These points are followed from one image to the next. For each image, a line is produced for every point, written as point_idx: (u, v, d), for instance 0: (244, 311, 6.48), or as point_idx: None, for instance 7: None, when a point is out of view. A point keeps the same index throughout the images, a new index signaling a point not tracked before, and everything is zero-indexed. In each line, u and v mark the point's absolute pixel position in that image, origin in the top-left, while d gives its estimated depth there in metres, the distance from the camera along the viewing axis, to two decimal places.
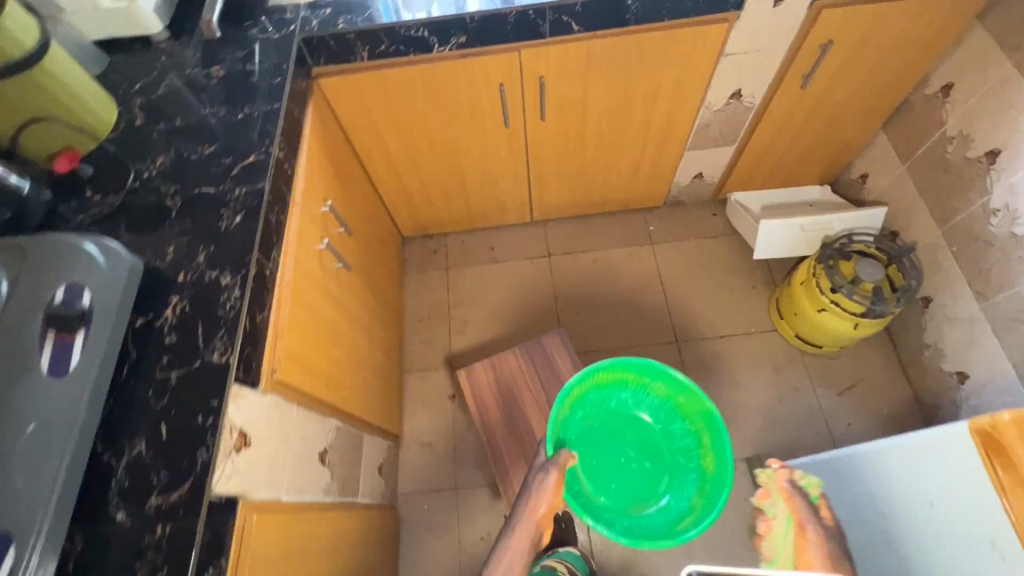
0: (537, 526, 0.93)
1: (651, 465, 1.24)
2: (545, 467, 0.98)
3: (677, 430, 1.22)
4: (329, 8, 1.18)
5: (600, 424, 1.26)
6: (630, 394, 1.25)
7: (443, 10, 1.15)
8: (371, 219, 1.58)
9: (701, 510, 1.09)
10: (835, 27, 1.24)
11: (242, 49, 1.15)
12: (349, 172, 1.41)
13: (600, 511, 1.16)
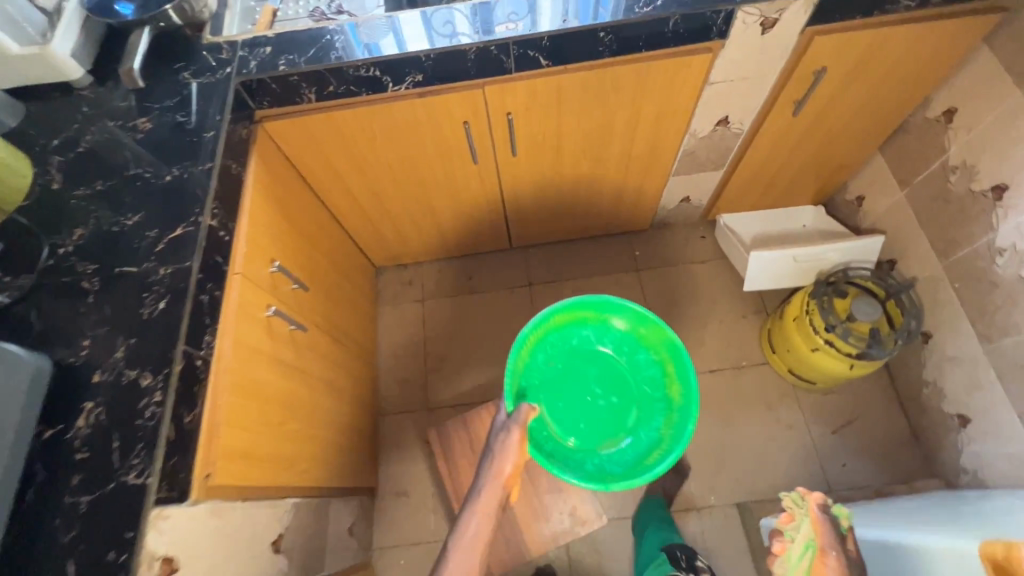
0: (505, 482, 0.97)
1: (618, 399, 1.24)
2: (507, 426, 1.00)
3: (641, 361, 1.24)
4: (269, 47, 1.07)
5: (564, 365, 1.25)
6: (592, 331, 1.26)
7: (395, 47, 1.03)
8: (336, 260, 1.48)
9: (668, 440, 1.14)
10: (828, 53, 1.13)
11: (173, 97, 1.04)
12: (307, 217, 1.31)
13: (571, 454, 1.18)
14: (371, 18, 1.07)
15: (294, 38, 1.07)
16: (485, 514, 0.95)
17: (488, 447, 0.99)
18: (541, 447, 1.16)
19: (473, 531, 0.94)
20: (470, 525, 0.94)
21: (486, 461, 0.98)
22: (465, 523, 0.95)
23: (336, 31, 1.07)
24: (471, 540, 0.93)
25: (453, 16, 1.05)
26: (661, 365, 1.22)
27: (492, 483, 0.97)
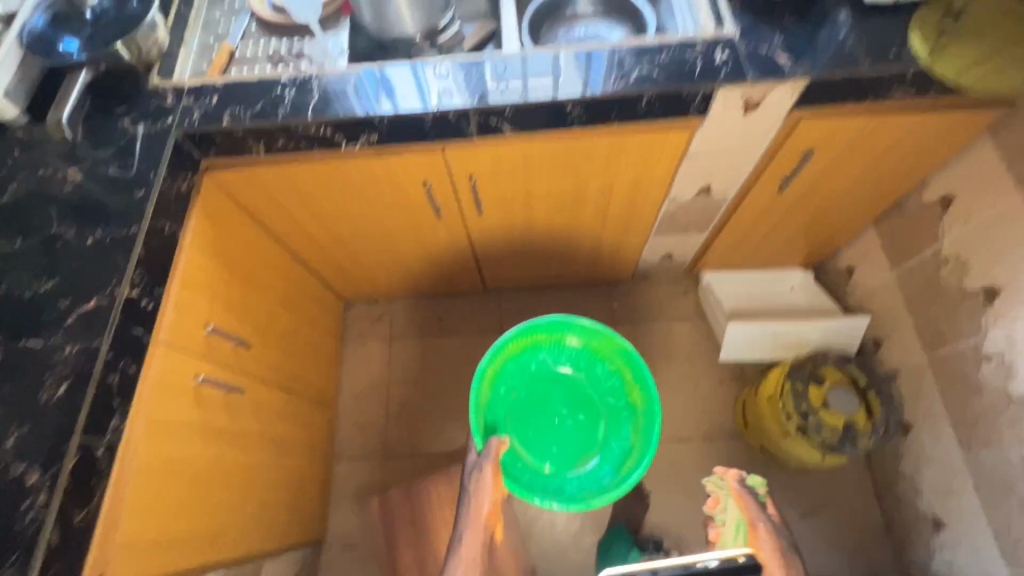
0: (486, 524, 0.98)
1: (584, 416, 1.27)
2: (479, 463, 1.03)
3: (599, 373, 1.27)
4: (216, 96, 1.00)
5: (527, 393, 1.28)
6: (548, 353, 1.28)
7: (349, 106, 0.97)
8: (295, 303, 1.42)
9: (639, 447, 1.17)
10: (816, 137, 1.06)
11: (109, 145, 0.97)
12: (260, 263, 1.24)
13: (549, 480, 1.22)
14: (326, 72, 1.01)
15: (243, 89, 1.01)
16: (471, 558, 0.94)
17: (463, 488, 1.02)
18: (519, 480, 1.18)
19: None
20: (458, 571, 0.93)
21: (463, 502, 1.00)
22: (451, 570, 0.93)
23: (288, 84, 1.00)
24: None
25: (414, 76, 0.98)
26: (618, 374, 1.25)
27: (472, 524, 0.97)
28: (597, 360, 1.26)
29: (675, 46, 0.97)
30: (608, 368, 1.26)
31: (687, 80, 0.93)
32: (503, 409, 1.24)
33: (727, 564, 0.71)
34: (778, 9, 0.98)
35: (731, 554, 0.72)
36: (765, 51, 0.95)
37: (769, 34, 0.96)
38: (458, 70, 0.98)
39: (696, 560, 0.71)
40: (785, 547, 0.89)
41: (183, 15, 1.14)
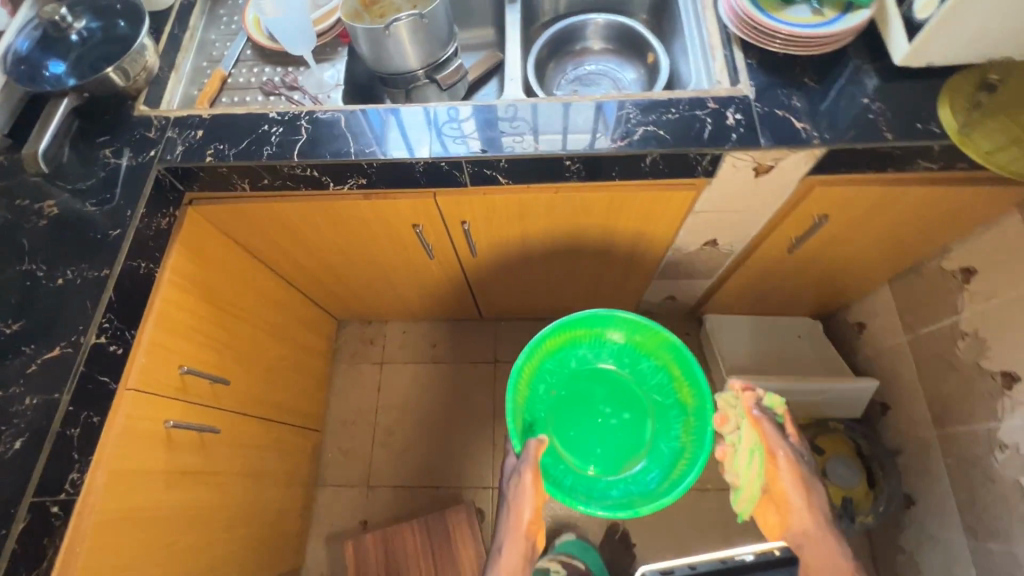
0: (527, 534, 0.86)
1: (629, 414, 1.10)
2: (517, 468, 0.89)
3: (646, 370, 1.10)
4: (200, 130, 0.96)
5: (567, 390, 1.11)
6: (588, 348, 1.11)
7: (336, 149, 0.92)
8: (283, 329, 1.39)
9: (693, 451, 1.00)
10: (831, 203, 0.99)
11: (87, 178, 0.94)
12: (244, 292, 1.21)
13: (594, 484, 1.05)
14: (316, 110, 0.96)
15: (229, 123, 0.97)
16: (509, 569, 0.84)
17: (500, 493, 0.91)
18: (561, 485, 1.02)
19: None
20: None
21: (502, 511, 0.89)
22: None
23: (275, 120, 0.96)
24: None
25: (406, 120, 0.93)
26: (667, 370, 1.07)
27: (511, 535, 0.86)
28: (643, 354, 1.09)
29: (685, 103, 0.91)
30: (654, 364, 1.09)
31: (695, 143, 0.87)
32: (541, 409, 1.08)
33: (762, 558, 0.73)
34: (797, 68, 0.92)
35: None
36: (781, 114, 0.88)
37: (787, 95, 0.90)
38: (453, 117, 0.93)
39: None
40: (805, 474, 0.83)
41: (176, 36, 1.10)
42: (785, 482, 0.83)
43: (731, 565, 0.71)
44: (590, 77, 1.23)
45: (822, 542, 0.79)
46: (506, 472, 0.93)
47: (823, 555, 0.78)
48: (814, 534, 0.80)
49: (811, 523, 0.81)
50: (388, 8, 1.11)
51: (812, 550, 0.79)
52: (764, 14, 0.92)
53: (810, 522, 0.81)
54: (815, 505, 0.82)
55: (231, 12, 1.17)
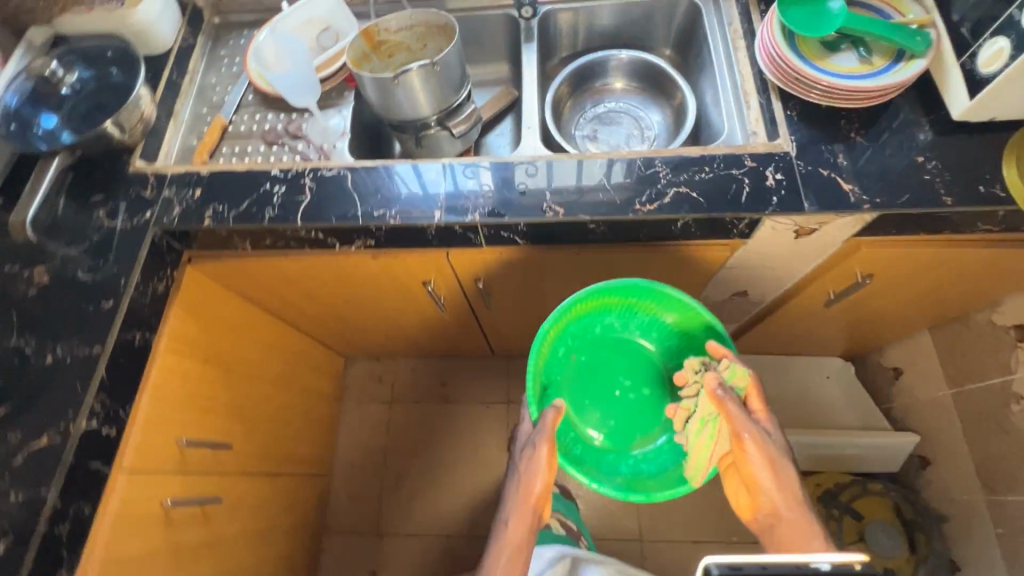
0: (535, 506, 0.85)
1: (649, 390, 1.03)
2: (532, 441, 0.86)
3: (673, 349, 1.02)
4: (198, 188, 0.90)
5: (589, 357, 1.04)
6: (617, 317, 1.03)
7: (343, 211, 0.86)
8: (288, 376, 1.34)
9: None
10: (874, 262, 0.92)
11: (78, 241, 0.88)
12: (248, 345, 1.15)
13: (603, 457, 0.99)
14: (321, 167, 0.90)
15: (229, 180, 0.91)
16: (514, 538, 0.83)
17: (513, 464, 0.89)
18: (571, 454, 0.97)
19: (506, 558, 0.82)
20: (501, 553, 0.82)
21: (512, 482, 0.87)
22: (493, 549, 0.83)
23: (277, 178, 0.90)
24: (503, 565, 0.81)
25: (419, 179, 0.87)
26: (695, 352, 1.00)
27: (520, 506, 0.85)
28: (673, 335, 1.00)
29: (719, 160, 0.83)
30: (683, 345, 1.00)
31: (731, 207, 0.80)
32: (560, 371, 1.01)
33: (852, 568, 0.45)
34: (843, 121, 0.84)
35: (851, 558, 0.46)
36: (826, 173, 0.81)
37: (833, 152, 0.82)
38: (467, 175, 0.87)
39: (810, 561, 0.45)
40: (771, 453, 0.80)
41: (174, 83, 1.04)
42: (749, 459, 0.81)
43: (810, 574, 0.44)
44: (610, 115, 1.17)
45: (790, 517, 0.78)
46: (519, 444, 0.90)
47: (799, 533, 0.76)
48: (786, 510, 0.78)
49: (780, 498, 0.78)
50: (395, 48, 1.08)
51: (785, 528, 0.77)
52: (806, 61, 0.84)
53: (775, 497, 0.79)
54: (782, 479, 0.79)
55: (232, 53, 1.12)
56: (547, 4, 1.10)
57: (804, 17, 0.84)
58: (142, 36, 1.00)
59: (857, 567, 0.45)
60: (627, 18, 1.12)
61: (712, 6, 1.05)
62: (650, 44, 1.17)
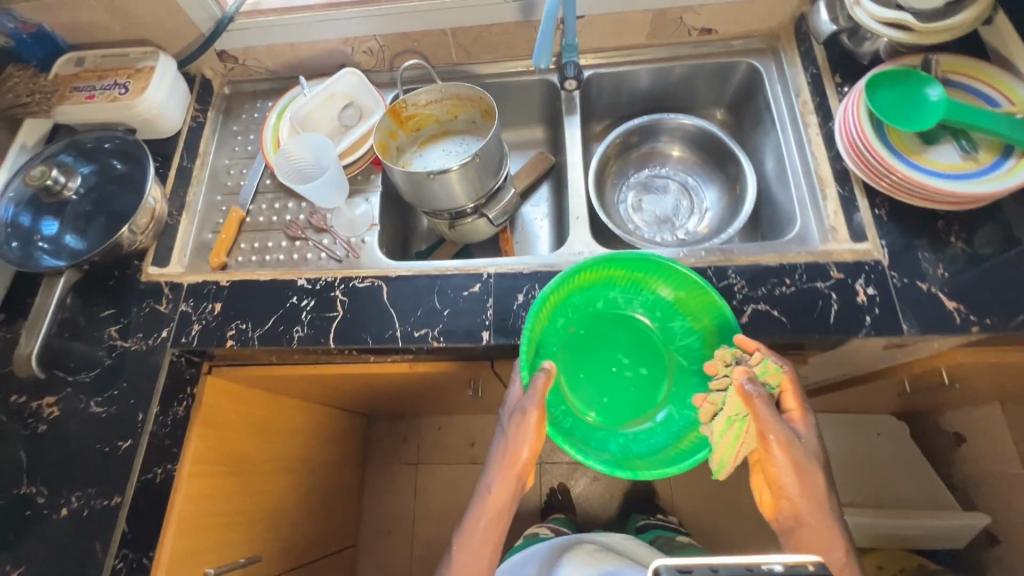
0: (520, 475, 0.69)
1: (648, 371, 0.82)
2: (521, 404, 0.69)
3: (677, 331, 0.81)
4: (217, 302, 0.82)
5: (587, 331, 0.83)
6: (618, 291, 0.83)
7: (382, 329, 0.77)
8: (314, 456, 1.26)
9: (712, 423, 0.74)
10: (968, 368, 0.83)
11: (89, 367, 0.80)
12: (272, 439, 1.07)
13: (592, 431, 0.77)
14: (352, 276, 0.82)
15: (252, 293, 0.82)
16: (493, 509, 0.68)
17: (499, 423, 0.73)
18: (559, 426, 0.75)
19: (481, 532, 0.68)
20: (477, 527, 0.68)
21: (495, 443, 0.71)
22: (467, 523, 0.69)
23: (305, 290, 0.82)
24: (478, 539, 0.67)
25: (462, 292, 0.79)
26: (700, 337, 0.79)
27: (501, 473, 0.69)
28: (680, 314, 0.80)
29: (801, 272, 0.74)
30: (691, 328, 0.80)
31: (819, 330, 0.71)
32: (556, 342, 0.80)
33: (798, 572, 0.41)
34: (939, 224, 0.75)
35: (800, 557, 0.42)
36: (926, 288, 0.72)
37: (931, 261, 0.73)
38: (516, 287, 0.79)
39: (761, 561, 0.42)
40: (802, 458, 0.61)
41: (186, 170, 0.96)
42: (771, 461, 0.63)
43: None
44: (655, 182, 1.07)
45: (816, 528, 0.61)
46: (508, 399, 0.73)
47: (822, 538, 0.60)
48: (810, 518, 0.61)
49: (805, 505, 0.61)
50: (424, 121, 0.99)
51: (809, 535, 0.61)
52: (902, 157, 0.74)
53: (799, 506, 0.62)
54: (813, 486, 0.61)
55: (246, 128, 1.02)
56: (590, 69, 1.00)
57: (897, 105, 0.74)
58: (148, 123, 0.91)
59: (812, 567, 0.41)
60: (677, 81, 1.02)
61: (776, 71, 0.94)
62: (701, 105, 1.06)
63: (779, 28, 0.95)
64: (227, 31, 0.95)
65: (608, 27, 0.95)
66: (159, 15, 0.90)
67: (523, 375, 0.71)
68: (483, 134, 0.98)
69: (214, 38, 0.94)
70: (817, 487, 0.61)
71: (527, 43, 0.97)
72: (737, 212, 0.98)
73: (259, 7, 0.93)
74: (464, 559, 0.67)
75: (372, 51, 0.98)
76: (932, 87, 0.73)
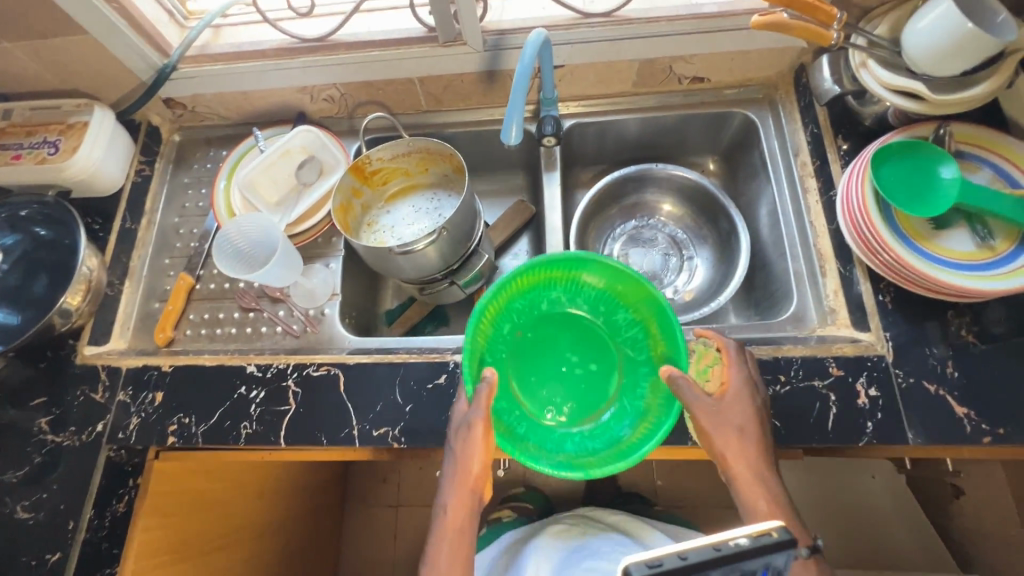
0: (475, 488, 0.61)
1: (597, 366, 0.76)
2: (465, 418, 0.62)
3: (622, 324, 0.76)
4: (159, 391, 0.75)
5: (535, 334, 0.77)
6: (563, 291, 0.77)
7: (337, 426, 0.70)
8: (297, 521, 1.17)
9: (659, 414, 0.67)
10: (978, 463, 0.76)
11: (18, 465, 0.73)
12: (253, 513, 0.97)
13: (546, 433, 0.71)
14: (306, 362, 0.75)
15: (197, 381, 0.75)
16: (454, 528, 0.60)
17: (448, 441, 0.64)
18: (511, 434, 0.68)
19: (445, 555, 0.59)
20: (438, 552, 0.59)
21: (446, 460, 0.63)
22: (430, 548, 0.60)
23: (254, 378, 0.74)
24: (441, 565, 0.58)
25: (427, 384, 0.72)
26: (646, 330, 0.73)
27: (456, 488, 0.61)
28: (621, 307, 0.74)
29: (796, 367, 0.68)
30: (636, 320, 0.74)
31: (814, 437, 0.65)
32: (504, 348, 0.73)
33: (761, 541, 0.39)
34: (949, 314, 0.68)
35: (763, 525, 0.40)
36: (934, 389, 0.65)
37: (940, 358, 0.66)
38: None
39: (726, 537, 0.39)
40: (725, 422, 0.60)
41: (129, 233, 0.88)
42: (702, 435, 0.61)
43: (728, 557, 0.38)
44: (642, 233, 0.99)
45: (751, 489, 0.57)
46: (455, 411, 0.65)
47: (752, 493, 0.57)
48: (740, 479, 0.58)
49: (736, 464, 0.59)
50: (391, 174, 0.91)
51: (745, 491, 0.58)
52: (910, 241, 0.67)
53: (731, 466, 0.59)
54: (740, 444, 0.59)
55: (197, 180, 0.93)
56: (571, 118, 0.92)
57: (905, 182, 0.68)
58: (84, 183, 0.84)
59: (775, 533, 0.39)
60: (666, 129, 0.94)
61: (773, 124, 0.86)
62: (693, 153, 0.98)
63: (777, 77, 0.87)
64: (170, 80, 0.86)
65: (590, 76, 0.87)
66: (93, 65, 0.81)
67: (467, 387, 0.63)
68: (456, 188, 0.90)
69: (156, 87, 0.85)
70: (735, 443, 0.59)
71: (502, 91, 0.89)
72: (729, 274, 0.90)
73: (205, 52, 0.84)
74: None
75: (333, 99, 0.90)
76: (947, 166, 0.66)
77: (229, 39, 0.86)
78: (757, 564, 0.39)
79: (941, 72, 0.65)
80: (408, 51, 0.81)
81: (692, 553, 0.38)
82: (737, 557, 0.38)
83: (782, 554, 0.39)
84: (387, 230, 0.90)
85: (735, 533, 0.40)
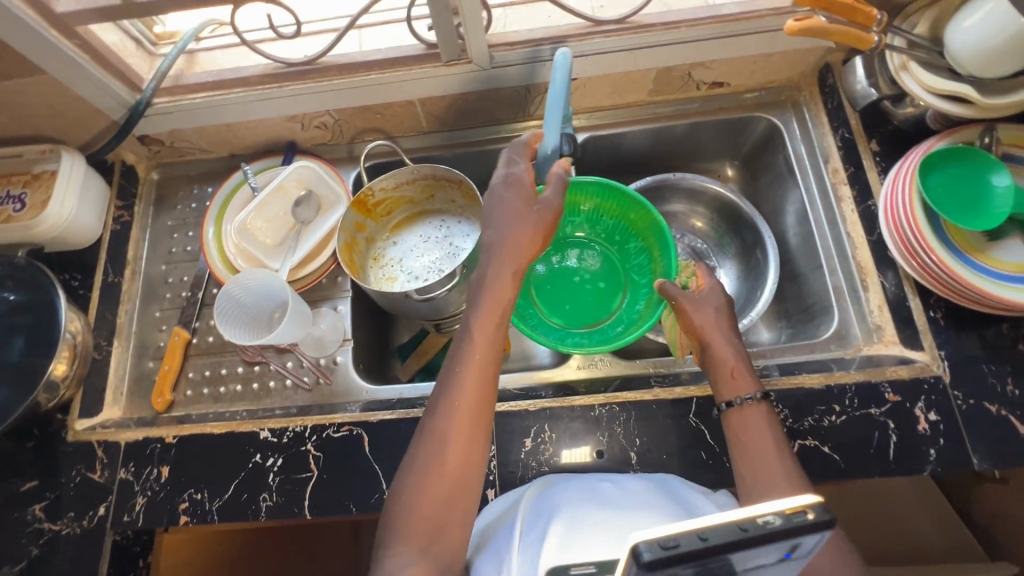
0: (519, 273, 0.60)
1: (605, 285, 0.82)
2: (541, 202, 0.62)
3: (631, 252, 0.81)
4: (164, 465, 0.69)
5: (555, 254, 0.83)
6: (585, 221, 0.82)
7: (364, 494, 0.65)
8: None
9: (648, 318, 0.72)
10: None
11: (13, 560, 0.66)
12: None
13: (550, 329, 0.76)
14: (325, 423, 0.69)
15: (205, 451, 0.69)
16: (503, 295, 0.57)
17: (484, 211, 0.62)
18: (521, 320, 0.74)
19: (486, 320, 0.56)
20: (482, 302, 0.56)
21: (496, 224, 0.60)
22: (476, 309, 0.56)
23: (270, 445, 0.68)
24: (489, 325, 0.55)
25: None
26: (651, 255, 0.78)
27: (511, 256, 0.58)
28: (633, 235, 0.80)
29: (851, 395, 0.65)
30: (642, 247, 0.79)
31: (876, 468, 0.62)
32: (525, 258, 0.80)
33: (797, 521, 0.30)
34: (1004, 327, 0.65)
35: (798, 502, 0.31)
36: (995, 410, 0.62)
37: (998, 375, 0.64)
38: (526, 433, 0.67)
39: (754, 513, 0.31)
40: (711, 308, 0.67)
41: (113, 287, 0.80)
42: (682, 321, 0.68)
43: (759, 538, 0.30)
44: None
45: (721, 354, 0.63)
46: (494, 176, 0.64)
47: (722, 360, 0.63)
48: (715, 344, 0.64)
49: (712, 335, 0.65)
50: (395, 204, 0.84)
51: (718, 356, 0.64)
52: (965, 257, 0.64)
53: (705, 340, 0.66)
54: (714, 320, 0.66)
55: (182, 222, 0.86)
56: (584, 131, 0.86)
57: (952, 194, 0.64)
58: (57, 237, 0.76)
59: (811, 514, 0.30)
60: (681, 136, 0.88)
61: (798, 128, 0.82)
62: (711, 158, 0.93)
63: (799, 77, 0.83)
64: (145, 116, 0.78)
65: (606, 87, 0.81)
66: (52, 105, 0.72)
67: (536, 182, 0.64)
68: (466, 216, 0.84)
69: (129, 126, 0.77)
70: (712, 320, 0.66)
71: (510, 107, 0.83)
72: (756, 290, 0.85)
73: (181, 83, 0.75)
74: (480, 332, 0.55)
75: (326, 126, 0.83)
76: (1000, 175, 0.63)
77: (206, 66, 0.78)
78: (781, 546, 0.31)
79: (987, 73, 0.60)
80: (407, 72, 0.74)
81: (716, 533, 0.30)
82: (767, 541, 0.30)
83: (813, 538, 0.30)
84: (398, 266, 0.83)
85: (763, 509, 0.31)
